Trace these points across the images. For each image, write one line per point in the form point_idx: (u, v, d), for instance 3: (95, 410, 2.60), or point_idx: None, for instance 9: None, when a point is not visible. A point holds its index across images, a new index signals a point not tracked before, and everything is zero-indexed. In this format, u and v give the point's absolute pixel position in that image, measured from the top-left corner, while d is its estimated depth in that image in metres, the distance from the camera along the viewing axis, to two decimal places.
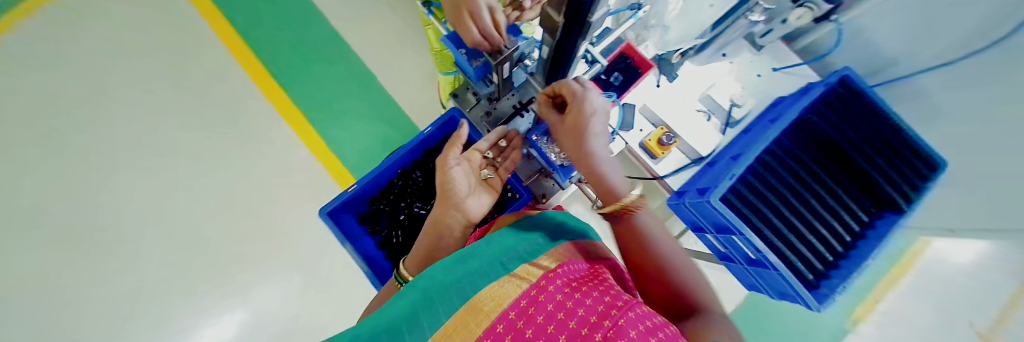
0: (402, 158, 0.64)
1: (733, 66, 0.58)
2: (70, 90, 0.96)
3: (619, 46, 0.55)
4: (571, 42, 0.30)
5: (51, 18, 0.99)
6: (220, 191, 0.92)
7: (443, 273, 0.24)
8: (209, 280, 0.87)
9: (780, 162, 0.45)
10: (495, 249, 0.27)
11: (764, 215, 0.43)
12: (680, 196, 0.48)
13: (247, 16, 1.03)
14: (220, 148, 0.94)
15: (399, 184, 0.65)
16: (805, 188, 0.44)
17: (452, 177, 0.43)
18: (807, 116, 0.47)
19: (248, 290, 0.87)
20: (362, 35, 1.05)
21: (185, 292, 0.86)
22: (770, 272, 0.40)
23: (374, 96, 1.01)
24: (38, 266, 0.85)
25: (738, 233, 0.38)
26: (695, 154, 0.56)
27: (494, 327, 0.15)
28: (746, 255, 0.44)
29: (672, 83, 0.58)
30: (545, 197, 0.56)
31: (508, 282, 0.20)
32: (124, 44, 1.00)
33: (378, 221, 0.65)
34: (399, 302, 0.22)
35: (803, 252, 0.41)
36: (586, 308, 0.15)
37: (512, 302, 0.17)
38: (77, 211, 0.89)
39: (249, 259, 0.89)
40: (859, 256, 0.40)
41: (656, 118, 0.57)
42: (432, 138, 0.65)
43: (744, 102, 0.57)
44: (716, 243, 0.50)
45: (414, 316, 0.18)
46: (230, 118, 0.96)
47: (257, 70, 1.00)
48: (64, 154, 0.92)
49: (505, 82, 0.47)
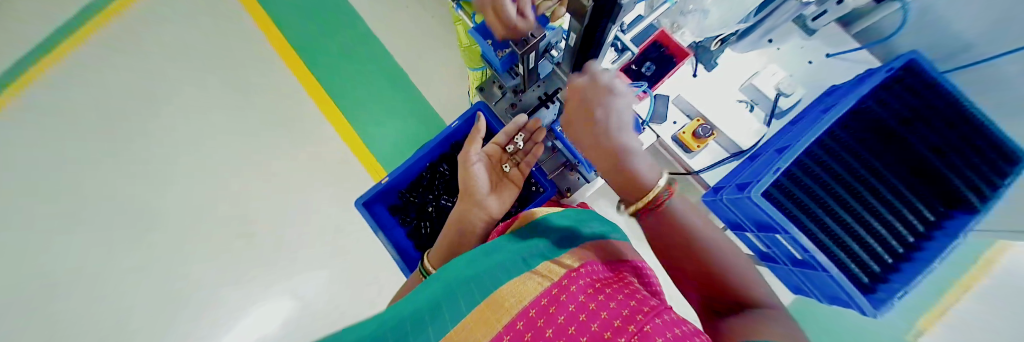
0: (430, 153, 0.67)
1: (780, 52, 0.53)
2: (140, 92, 1.07)
3: (652, 34, 0.53)
4: (600, 28, 0.30)
5: (123, 28, 1.11)
6: (267, 183, 1.00)
7: (467, 266, 0.25)
8: (262, 265, 0.95)
9: (830, 154, 0.42)
10: (517, 245, 0.28)
11: (812, 211, 0.40)
12: (716, 192, 0.46)
13: (293, 20, 1.11)
14: (269, 143, 1.02)
15: (427, 177, 0.69)
16: (860, 184, 0.40)
17: (473, 175, 0.46)
18: (864, 102, 0.43)
19: (293, 274, 0.95)
20: (394, 34, 1.09)
21: (240, 276, 0.94)
22: (819, 274, 0.37)
23: (405, 92, 1.05)
24: (111, 248, 0.96)
25: (782, 232, 0.36)
26: (734, 146, 0.53)
27: (515, 323, 0.16)
28: (791, 255, 0.41)
29: (710, 72, 0.55)
30: (569, 192, 0.55)
31: (530, 279, 0.20)
32: (183, 50, 1.10)
33: (408, 212, 0.68)
34: (424, 292, 0.23)
35: (856, 250, 0.38)
36: (609, 311, 0.16)
37: (534, 299, 0.17)
38: (150, 200, 0.99)
39: (294, 246, 0.97)
40: (924, 258, 0.35)
41: (692, 109, 0.54)
42: (457, 132, 0.67)
43: (794, 91, 0.51)
44: (757, 242, 0.47)
45: (438, 306, 0.19)
46: (276, 116, 1.04)
47: (301, 71, 1.08)
48: (140, 149, 1.03)
49: (531, 73, 0.48)
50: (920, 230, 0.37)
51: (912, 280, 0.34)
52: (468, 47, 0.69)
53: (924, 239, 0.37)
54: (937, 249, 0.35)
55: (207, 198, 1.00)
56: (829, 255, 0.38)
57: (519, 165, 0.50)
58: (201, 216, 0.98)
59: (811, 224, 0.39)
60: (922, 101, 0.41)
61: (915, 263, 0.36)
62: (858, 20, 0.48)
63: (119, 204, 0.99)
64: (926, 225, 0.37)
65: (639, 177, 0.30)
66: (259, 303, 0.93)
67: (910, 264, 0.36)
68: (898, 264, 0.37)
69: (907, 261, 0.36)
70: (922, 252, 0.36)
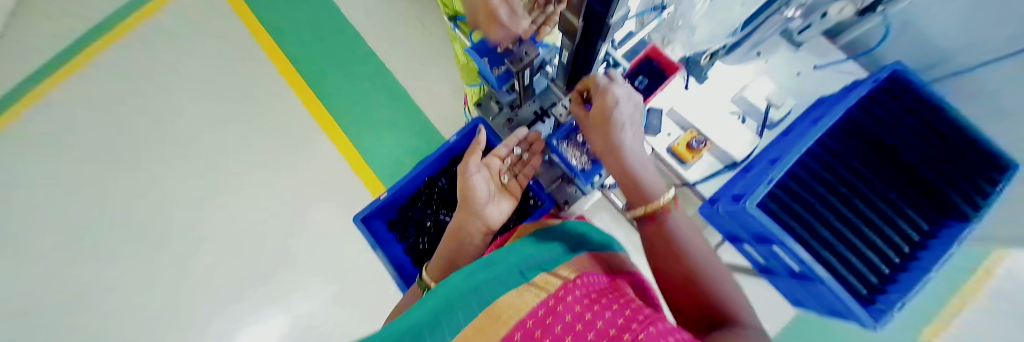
0: (429, 167, 0.67)
1: (767, 65, 0.54)
2: (138, 110, 1.07)
3: (644, 48, 0.54)
4: (591, 46, 0.31)
5: (126, 48, 1.13)
6: (262, 200, 0.99)
7: (464, 279, 0.24)
8: (252, 286, 0.93)
9: (822, 164, 0.42)
10: (516, 256, 0.28)
11: (807, 223, 0.40)
12: (712, 204, 0.45)
13: (294, 39, 1.13)
14: (267, 161, 1.02)
15: (426, 192, 0.68)
16: (854, 195, 0.40)
17: (472, 184, 0.44)
18: (852, 113, 0.43)
19: (285, 294, 0.92)
20: (394, 53, 1.11)
21: (229, 295, 0.92)
22: (818, 287, 0.36)
23: (405, 107, 1.06)
24: (99, 268, 0.93)
25: (778, 243, 0.36)
26: (729, 159, 0.53)
27: (512, 336, 0.15)
28: (789, 268, 0.40)
29: (700, 85, 0.56)
30: (567, 204, 0.54)
31: (527, 291, 0.20)
32: (184, 68, 1.11)
33: (407, 228, 0.67)
34: (422, 305, 0.22)
35: (852, 261, 0.37)
36: (605, 320, 0.15)
37: (530, 311, 0.17)
38: (141, 218, 0.98)
39: (287, 265, 0.95)
40: (922, 267, 0.35)
41: (684, 121, 0.55)
42: (456, 147, 0.67)
43: (784, 102, 0.52)
44: (756, 256, 0.47)
45: (436, 320, 0.18)
46: (275, 133, 1.05)
47: (302, 88, 1.09)
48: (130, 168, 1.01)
49: (526, 88, 0.48)
50: (916, 240, 0.37)
51: (910, 292, 0.33)
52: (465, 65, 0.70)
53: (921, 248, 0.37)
54: (929, 260, 0.35)
55: (199, 216, 0.98)
56: (829, 267, 0.38)
57: (517, 176, 0.50)
58: (193, 234, 0.97)
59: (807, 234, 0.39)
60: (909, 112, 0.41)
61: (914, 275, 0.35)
62: (843, 34, 0.48)
63: (109, 222, 0.97)
64: (921, 234, 0.37)
65: (646, 188, 0.34)
66: (247, 325, 0.90)
67: (908, 275, 0.35)
68: (895, 275, 0.36)
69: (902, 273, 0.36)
70: (920, 261, 0.36)
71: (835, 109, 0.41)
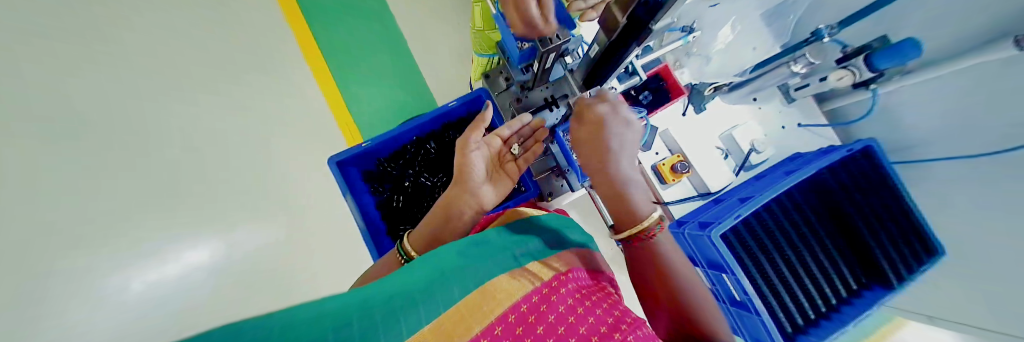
0: (420, 127, 0.80)
1: (758, 106, 0.72)
2: None
3: (657, 67, 0.69)
4: (649, 26, 0.34)
5: None
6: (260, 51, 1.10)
7: (457, 254, 0.32)
8: (243, 112, 1.00)
9: (751, 233, 0.54)
10: (507, 242, 0.36)
11: (758, 260, 0.53)
12: (680, 228, 0.65)
13: None
14: (246, 35, 1.10)
15: (412, 151, 0.81)
16: (785, 272, 0.52)
17: (469, 159, 0.51)
18: (789, 191, 0.56)
19: (277, 150, 1.00)
20: (424, 21, 1.34)
21: (228, 93, 1.00)
22: (750, 315, 0.53)
23: (397, 50, 1.32)
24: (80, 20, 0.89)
25: (731, 273, 0.51)
26: (704, 188, 0.71)
27: (508, 315, 0.21)
28: (730, 297, 0.57)
29: (697, 114, 0.73)
30: (550, 196, 0.67)
31: (525, 277, 0.27)
32: None
33: (382, 184, 0.81)
34: (413, 273, 0.28)
35: (790, 304, 0.51)
36: (594, 318, 0.23)
37: (526, 297, 0.23)
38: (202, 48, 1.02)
39: (284, 129, 1.04)
40: (840, 319, 0.50)
41: (674, 145, 0.72)
42: (453, 114, 0.81)
43: (766, 102, 0.71)
44: (706, 281, 0.65)
45: (434, 284, 0.25)
46: (245, 44, 1.09)
47: (293, 14, 1.23)
48: None
49: (609, 15, 0.37)
50: (832, 304, 0.52)
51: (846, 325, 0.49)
52: (483, 32, 0.75)
53: (832, 310, 0.52)
54: (827, 330, 0.50)
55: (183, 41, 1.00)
56: (779, 298, 0.51)
57: (517, 161, 0.59)
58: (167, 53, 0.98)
59: (756, 273, 0.52)
60: (860, 190, 0.55)
61: (821, 329, 0.51)
62: None
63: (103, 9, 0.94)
64: (838, 300, 0.52)
65: (634, 209, 0.42)
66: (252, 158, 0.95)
67: (827, 322, 0.51)
68: (818, 320, 0.51)
69: (842, 307, 0.52)
70: (841, 312, 0.51)
71: (766, 194, 0.54)
